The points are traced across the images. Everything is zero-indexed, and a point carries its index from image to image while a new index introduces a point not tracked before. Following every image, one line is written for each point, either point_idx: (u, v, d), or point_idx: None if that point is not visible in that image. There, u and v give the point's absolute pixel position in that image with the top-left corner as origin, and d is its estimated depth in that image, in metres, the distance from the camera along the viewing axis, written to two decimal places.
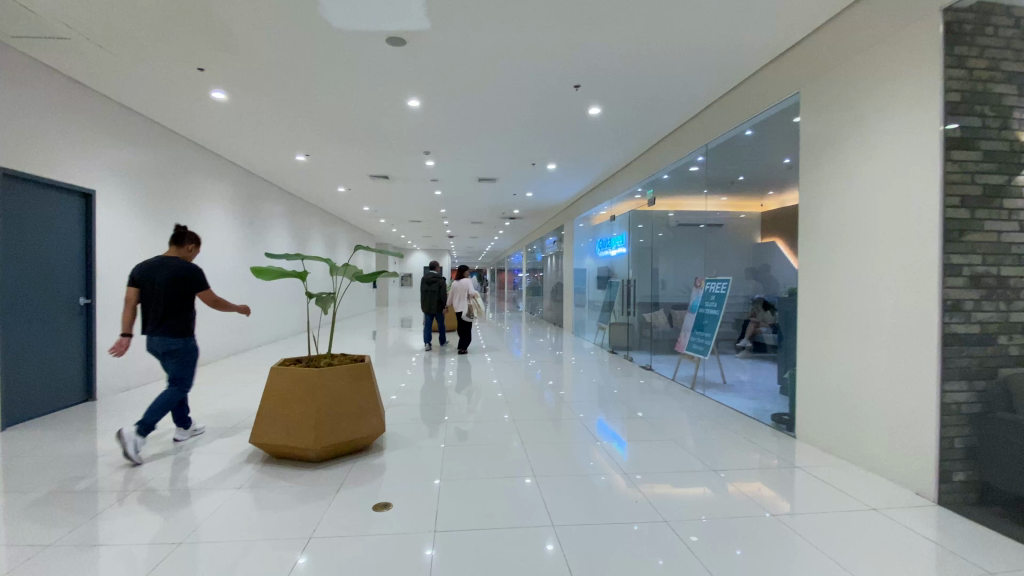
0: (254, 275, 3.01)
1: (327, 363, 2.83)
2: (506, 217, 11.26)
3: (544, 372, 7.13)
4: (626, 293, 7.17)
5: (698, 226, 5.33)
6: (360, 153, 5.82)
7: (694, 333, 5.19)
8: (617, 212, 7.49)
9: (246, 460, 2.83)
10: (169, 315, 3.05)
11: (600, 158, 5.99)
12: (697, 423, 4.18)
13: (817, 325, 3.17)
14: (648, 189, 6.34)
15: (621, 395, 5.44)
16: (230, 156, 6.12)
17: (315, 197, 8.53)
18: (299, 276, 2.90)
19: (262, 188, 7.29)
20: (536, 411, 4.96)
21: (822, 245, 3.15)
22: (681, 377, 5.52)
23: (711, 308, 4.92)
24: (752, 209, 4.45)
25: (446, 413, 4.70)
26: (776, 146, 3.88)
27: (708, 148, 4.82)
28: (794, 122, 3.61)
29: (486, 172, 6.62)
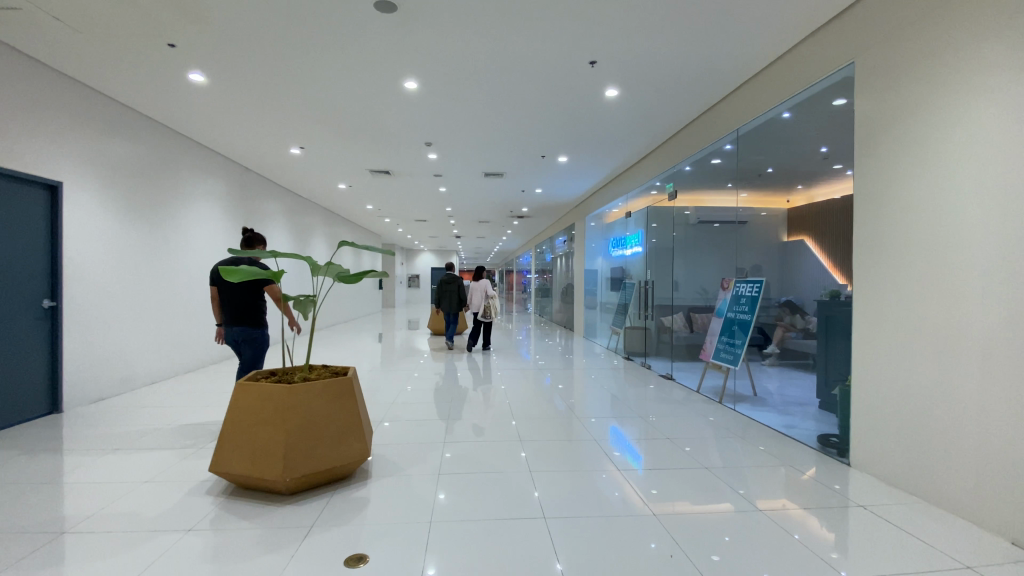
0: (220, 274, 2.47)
1: (301, 378, 2.42)
2: (515, 215, 10.87)
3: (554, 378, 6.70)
4: (643, 295, 6.70)
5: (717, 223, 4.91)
6: (357, 144, 5.44)
7: (722, 340, 4.70)
8: (632, 209, 7.04)
9: (205, 488, 2.42)
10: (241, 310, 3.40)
11: (615, 148, 5.55)
12: (726, 440, 3.72)
13: (879, 333, 2.70)
14: (667, 183, 5.88)
15: (638, 407, 4.97)
16: (223, 149, 5.79)
17: (315, 194, 8.19)
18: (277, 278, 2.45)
19: (257, 184, 6.94)
20: (545, 421, 4.53)
21: (885, 239, 2.68)
22: (706, 389, 5.04)
23: (741, 312, 4.44)
24: (777, 206, 3.98)
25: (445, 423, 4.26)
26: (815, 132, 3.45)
27: (739, 134, 4.36)
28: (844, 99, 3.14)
29: (492, 165, 6.22)
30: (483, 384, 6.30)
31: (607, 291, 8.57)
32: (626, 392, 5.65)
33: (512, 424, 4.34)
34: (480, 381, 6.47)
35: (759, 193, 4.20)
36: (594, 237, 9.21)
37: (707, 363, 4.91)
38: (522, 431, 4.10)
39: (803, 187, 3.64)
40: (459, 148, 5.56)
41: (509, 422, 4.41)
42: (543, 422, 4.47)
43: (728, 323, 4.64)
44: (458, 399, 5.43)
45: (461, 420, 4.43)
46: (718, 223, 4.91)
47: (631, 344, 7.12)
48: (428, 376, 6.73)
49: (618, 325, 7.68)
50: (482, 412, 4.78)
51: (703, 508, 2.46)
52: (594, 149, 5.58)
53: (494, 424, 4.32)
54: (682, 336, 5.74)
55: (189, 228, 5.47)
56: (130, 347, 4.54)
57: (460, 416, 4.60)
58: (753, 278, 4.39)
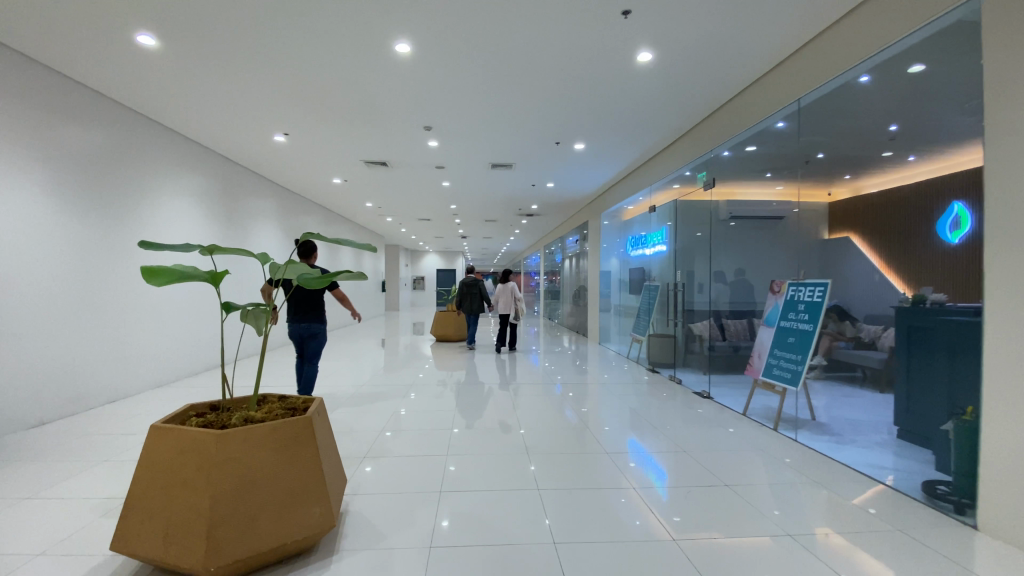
0: (144, 277, 1.84)
1: (243, 419, 1.79)
2: (524, 213, 10.24)
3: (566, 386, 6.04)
4: (671, 298, 5.95)
5: (754, 219, 4.37)
6: (346, 127, 4.81)
7: (774, 354, 3.86)
8: (656, 203, 6.33)
9: (105, 568, 1.76)
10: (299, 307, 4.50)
11: (639, 130, 4.90)
12: (791, 479, 2.99)
13: None
14: (699, 171, 5.21)
15: (668, 427, 4.26)
16: (198, 135, 5.19)
17: (308, 190, 7.61)
18: (218, 278, 1.90)
19: (241, 176, 6.35)
20: (562, 442, 3.84)
21: None
22: (753, 411, 4.26)
23: (798, 321, 3.69)
24: (817, 199, 3.61)
25: (447, 447, 3.61)
26: (881, 106, 3.10)
27: (800, 105, 3.72)
28: (967, 43, 2.49)
29: (500, 154, 5.57)
30: (490, 394, 5.61)
31: (625, 293, 7.82)
32: (649, 407, 4.96)
33: (521, 448, 3.67)
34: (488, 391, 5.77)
35: (798, 184, 3.81)
36: (610, 235, 8.50)
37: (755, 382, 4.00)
38: (533, 456, 3.44)
39: (853, 177, 3.30)
40: (464, 132, 4.92)
41: (518, 445, 3.74)
42: (557, 444, 3.78)
43: (779, 333, 3.87)
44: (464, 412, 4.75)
45: (463, 443, 3.75)
46: (733, 221, 4.71)
47: (655, 354, 6.35)
48: (430, 385, 6.04)
49: (639, 333, 6.92)
50: (487, 431, 4.12)
51: (738, 539, 2.23)
52: (616, 130, 4.91)
53: (499, 449, 3.63)
54: (724, 343, 4.97)
55: (158, 224, 4.87)
56: (81, 359, 3.93)
57: (465, 436, 3.94)
58: (813, 280, 3.65)
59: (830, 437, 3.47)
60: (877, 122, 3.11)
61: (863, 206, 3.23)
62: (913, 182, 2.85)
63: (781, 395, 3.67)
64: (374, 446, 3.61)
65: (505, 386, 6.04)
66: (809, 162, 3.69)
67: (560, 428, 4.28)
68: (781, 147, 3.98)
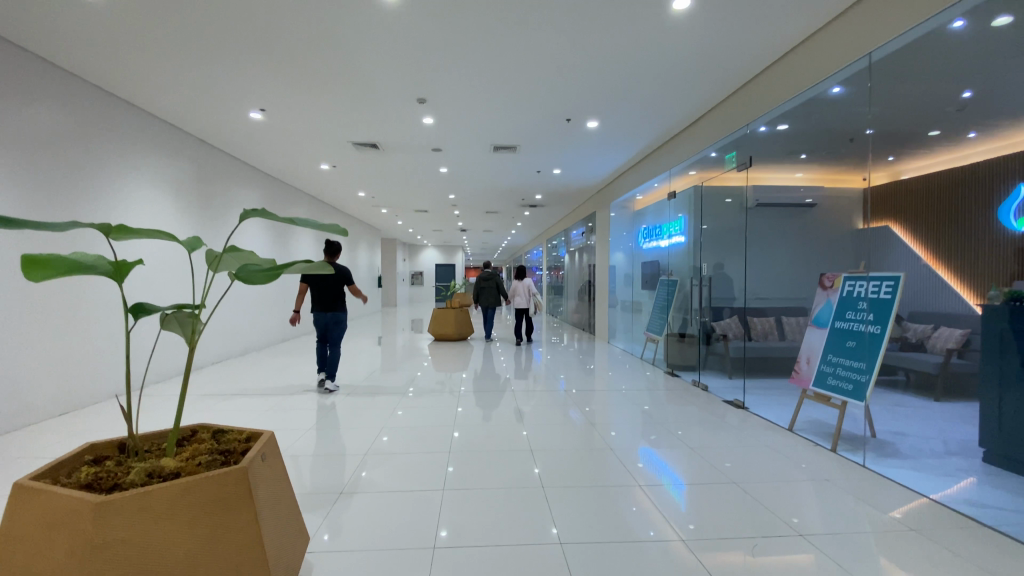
0: (29, 274, 1.25)
1: (154, 470, 1.25)
2: (527, 204, 9.73)
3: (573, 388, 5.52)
4: (695, 294, 5.31)
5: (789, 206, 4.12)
6: (326, 100, 4.30)
7: (829, 361, 3.23)
8: (676, 188, 5.68)
9: None
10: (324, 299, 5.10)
11: (655, 102, 4.39)
12: (865, 515, 2.42)
13: None
14: (727, 152, 4.62)
15: (698, 440, 3.68)
16: (161, 110, 4.66)
17: (296, 178, 7.08)
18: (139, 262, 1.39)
19: (219, 162, 5.85)
20: (579, 463, 3.28)
21: None
22: (798, 426, 3.62)
23: (863, 322, 3.04)
24: (852, 184, 3.31)
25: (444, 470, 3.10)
26: (957, 65, 2.64)
27: (871, 63, 3.04)
28: None
29: (502, 133, 5.01)
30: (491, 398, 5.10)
31: (637, 289, 7.18)
32: (670, 414, 4.39)
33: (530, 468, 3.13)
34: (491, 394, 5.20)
35: (826, 169, 3.64)
36: (620, 226, 7.86)
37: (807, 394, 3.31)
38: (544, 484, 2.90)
39: (897, 159, 2.96)
40: (460, 105, 4.35)
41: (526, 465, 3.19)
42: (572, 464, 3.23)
43: (834, 335, 3.25)
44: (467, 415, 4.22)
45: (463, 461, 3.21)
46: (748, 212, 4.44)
47: (673, 357, 5.73)
48: (429, 388, 5.48)
49: (653, 332, 6.28)
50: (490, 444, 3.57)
51: None
52: (632, 101, 4.35)
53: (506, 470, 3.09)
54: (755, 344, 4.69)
55: (114, 210, 4.33)
56: (16, 364, 3.39)
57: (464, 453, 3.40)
58: (881, 274, 3.04)
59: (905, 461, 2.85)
60: (949, 87, 2.67)
61: (911, 188, 2.90)
62: (967, 162, 2.55)
63: (841, 410, 3.09)
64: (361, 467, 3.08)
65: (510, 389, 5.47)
66: (853, 140, 3.27)
67: (568, 441, 3.75)
68: (840, 116, 3.37)
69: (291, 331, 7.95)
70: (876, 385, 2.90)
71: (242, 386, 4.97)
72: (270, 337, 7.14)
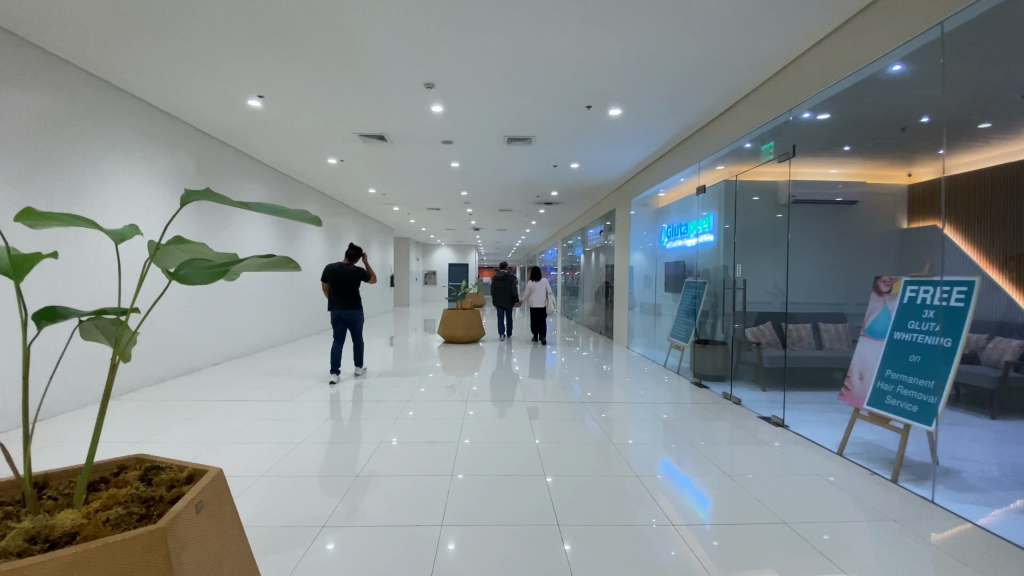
0: None
1: (49, 528, 0.95)
2: (543, 201, 9.39)
3: (591, 394, 5.16)
4: (727, 297, 4.89)
5: (832, 201, 3.71)
6: (328, 86, 4.03)
7: (891, 377, 2.81)
8: (706, 182, 5.26)
9: None
10: (344, 296, 5.43)
11: (683, 87, 4.03)
12: (947, 564, 2.01)
13: None
14: (764, 142, 4.23)
15: (732, 459, 3.29)
16: (157, 98, 4.41)
17: (303, 172, 6.84)
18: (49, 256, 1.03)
19: (221, 155, 5.62)
20: (595, 478, 2.95)
21: None
22: (848, 450, 3.18)
23: (931, 335, 2.61)
24: (898, 179, 3.08)
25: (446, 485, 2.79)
26: None
27: (943, 38, 2.63)
28: None
29: (517, 122, 4.67)
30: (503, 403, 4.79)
31: (660, 292, 6.74)
32: (696, 427, 4.01)
33: (543, 489, 2.78)
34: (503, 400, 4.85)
35: (862, 165, 3.44)
36: (642, 224, 7.43)
37: (864, 415, 2.91)
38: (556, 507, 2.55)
39: (946, 153, 2.61)
40: (472, 91, 4.02)
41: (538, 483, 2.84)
42: (589, 484, 2.87)
43: (893, 347, 2.83)
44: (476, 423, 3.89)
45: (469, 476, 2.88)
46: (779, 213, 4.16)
47: (698, 364, 5.33)
48: (437, 391, 5.15)
49: (677, 338, 5.86)
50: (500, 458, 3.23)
51: None
52: (659, 86, 3.98)
53: (517, 490, 2.74)
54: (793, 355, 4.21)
55: (104, 202, 4.08)
56: None
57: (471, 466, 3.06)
58: (954, 278, 2.55)
59: (979, 496, 2.43)
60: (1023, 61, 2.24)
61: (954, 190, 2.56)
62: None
63: (903, 433, 2.70)
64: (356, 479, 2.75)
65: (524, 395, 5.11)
66: (904, 130, 3.01)
67: (585, 454, 3.39)
68: (904, 96, 2.98)
69: (299, 329, 7.70)
70: (948, 406, 2.51)
71: (240, 386, 4.69)
72: (275, 334, 6.89)
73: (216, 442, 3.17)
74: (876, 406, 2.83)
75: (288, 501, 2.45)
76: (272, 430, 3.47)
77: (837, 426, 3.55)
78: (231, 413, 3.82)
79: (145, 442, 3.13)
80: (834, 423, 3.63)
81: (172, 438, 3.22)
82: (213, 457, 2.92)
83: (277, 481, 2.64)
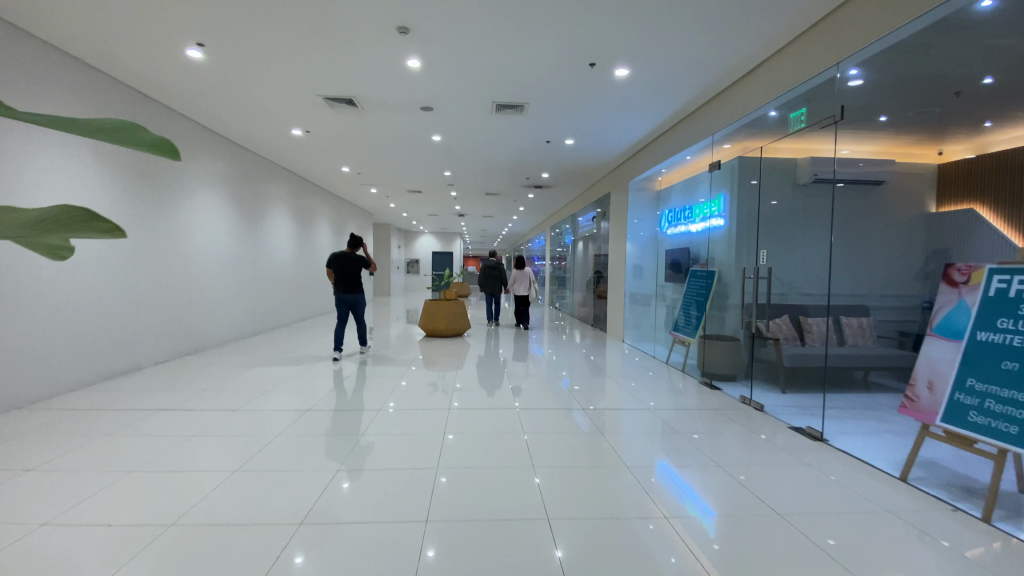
0: None
1: None
2: (531, 184, 8.80)
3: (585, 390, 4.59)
4: (748, 288, 4.21)
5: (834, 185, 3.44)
6: (288, 35, 3.35)
7: (979, 389, 2.29)
8: (723, 157, 4.62)
9: None
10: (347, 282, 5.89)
11: (707, 40, 3.43)
12: None
13: None
14: (792, 109, 3.67)
15: (756, 469, 2.76)
16: (81, 52, 3.67)
17: (267, 146, 6.11)
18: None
19: (171, 124, 4.88)
20: (596, 491, 2.41)
21: None
22: (914, 476, 2.63)
23: None
24: (924, 157, 3.08)
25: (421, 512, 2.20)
26: None
27: None
28: None
29: (510, 84, 4.04)
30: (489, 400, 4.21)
31: (660, 281, 6.11)
32: (707, 429, 3.46)
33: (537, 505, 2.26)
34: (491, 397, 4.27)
35: (892, 140, 3.21)
36: (640, 208, 6.81)
37: (947, 435, 2.40)
38: (558, 536, 2.01)
39: None
40: (459, 41, 3.39)
41: (534, 500, 2.30)
42: (594, 496, 2.35)
43: (975, 352, 2.33)
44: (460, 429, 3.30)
45: (455, 500, 2.30)
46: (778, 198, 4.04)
47: (710, 363, 4.73)
48: (416, 387, 4.55)
49: (681, 332, 5.25)
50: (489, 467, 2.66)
51: None
52: (678, 38, 3.38)
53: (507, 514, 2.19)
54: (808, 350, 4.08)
55: (14, 173, 3.36)
56: None
57: (457, 483, 2.47)
58: None
59: None
60: None
61: (983, 166, 2.64)
62: None
63: (1000, 461, 2.17)
64: (309, 514, 2.16)
65: (515, 392, 4.53)
66: (959, 94, 2.74)
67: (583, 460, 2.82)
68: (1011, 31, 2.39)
69: (264, 320, 6.99)
70: None
71: (188, 387, 4.04)
72: (237, 326, 6.20)
73: (133, 468, 2.55)
74: (960, 424, 2.33)
75: (216, 558, 1.84)
76: (211, 444, 2.86)
77: (893, 446, 2.98)
78: (168, 419, 3.19)
79: (43, 471, 2.45)
80: (883, 439, 3.09)
81: (80, 461, 2.59)
82: (128, 488, 2.32)
83: (200, 525, 2.03)
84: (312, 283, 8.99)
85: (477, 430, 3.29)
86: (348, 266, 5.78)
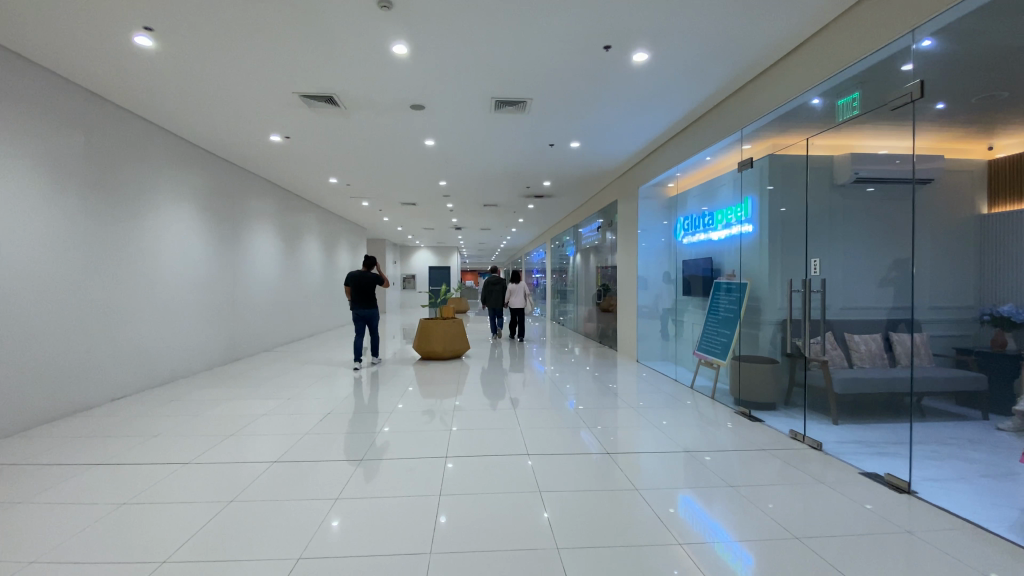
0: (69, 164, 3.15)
1: None
2: (531, 194, 8.34)
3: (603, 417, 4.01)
4: (793, 303, 3.58)
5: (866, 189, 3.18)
6: (255, 18, 2.87)
7: None
8: (753, 155, 4.10)
9: None
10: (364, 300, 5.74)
11: (740, 15, 2.95)
12: None
13: None
14: (841, 95, 3.19)
15: (838, 527, 2.19)
16: (17, 46, 3.19)
17: (244, 154, 5.62)
18: None
19: (134, 129, 4.40)
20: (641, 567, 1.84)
21: None
22: None
23: None
24: (976, 154, 2.53)
25: None
26: None
27: None
28: None
29: (513, 75, 3.57)
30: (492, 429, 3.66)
31: (678, 295, 5.56)
32: (755, 470, 2.89)
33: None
34: (495, 426, 3.67)
35: (940, 133, 2.64)
36: (651, 217, 6.31)
37: None
38: None
39: None
40: (454, 22, 2.91)
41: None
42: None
43: None
44: (461, 472, 2.73)
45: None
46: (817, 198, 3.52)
47: (749, 389, 4.12)
48: (409, 414, 3.96)
49: (708, 354, 4.68)
50: (499, 530, 2.08)
51: None
52: (710, 13, 2.89)
53: None
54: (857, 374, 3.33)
55: None
56: None
57: (463, 550, 1.92)
58: None
59: None
60: None
61: None
62: None
63: None
64: None
65: (521, 418, 3.95)
66: None
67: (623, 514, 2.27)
68: None
69: (246, 344, 6.43)
70: None
71: (146, 423, 3.49)
72: (213, 351, 5.64)
73: (55, 534, 2.00)
74: None
75: None
76: (157, 500, 2.31)
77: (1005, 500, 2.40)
78: (105, 471, 2.62)
79: None
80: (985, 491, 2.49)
81: None
82: (35, 568, 1.76)
83: None
84: (300, 301, 8.44)
85: (482, 472, 2.73)
86: (365, 283, 5.65)
